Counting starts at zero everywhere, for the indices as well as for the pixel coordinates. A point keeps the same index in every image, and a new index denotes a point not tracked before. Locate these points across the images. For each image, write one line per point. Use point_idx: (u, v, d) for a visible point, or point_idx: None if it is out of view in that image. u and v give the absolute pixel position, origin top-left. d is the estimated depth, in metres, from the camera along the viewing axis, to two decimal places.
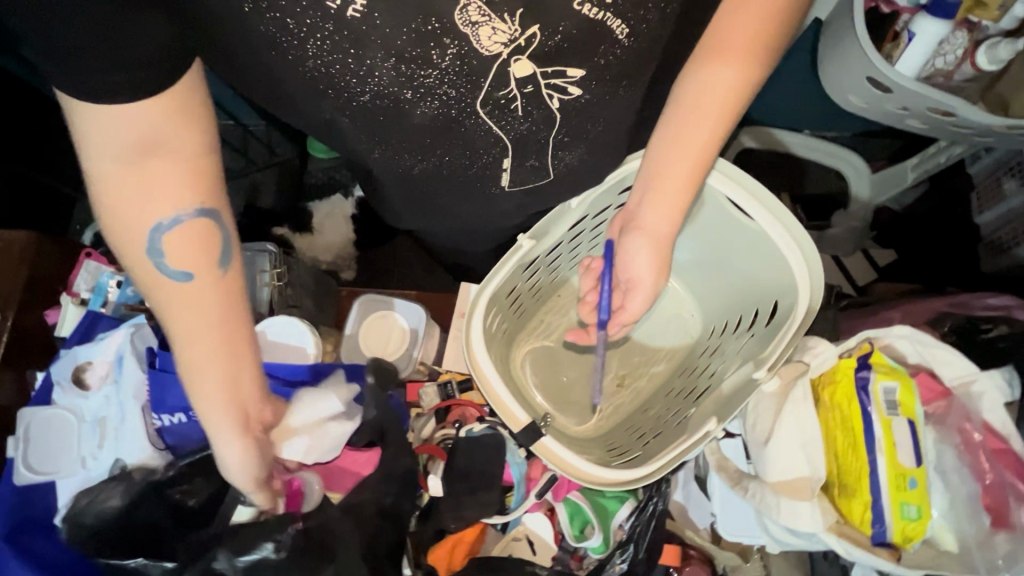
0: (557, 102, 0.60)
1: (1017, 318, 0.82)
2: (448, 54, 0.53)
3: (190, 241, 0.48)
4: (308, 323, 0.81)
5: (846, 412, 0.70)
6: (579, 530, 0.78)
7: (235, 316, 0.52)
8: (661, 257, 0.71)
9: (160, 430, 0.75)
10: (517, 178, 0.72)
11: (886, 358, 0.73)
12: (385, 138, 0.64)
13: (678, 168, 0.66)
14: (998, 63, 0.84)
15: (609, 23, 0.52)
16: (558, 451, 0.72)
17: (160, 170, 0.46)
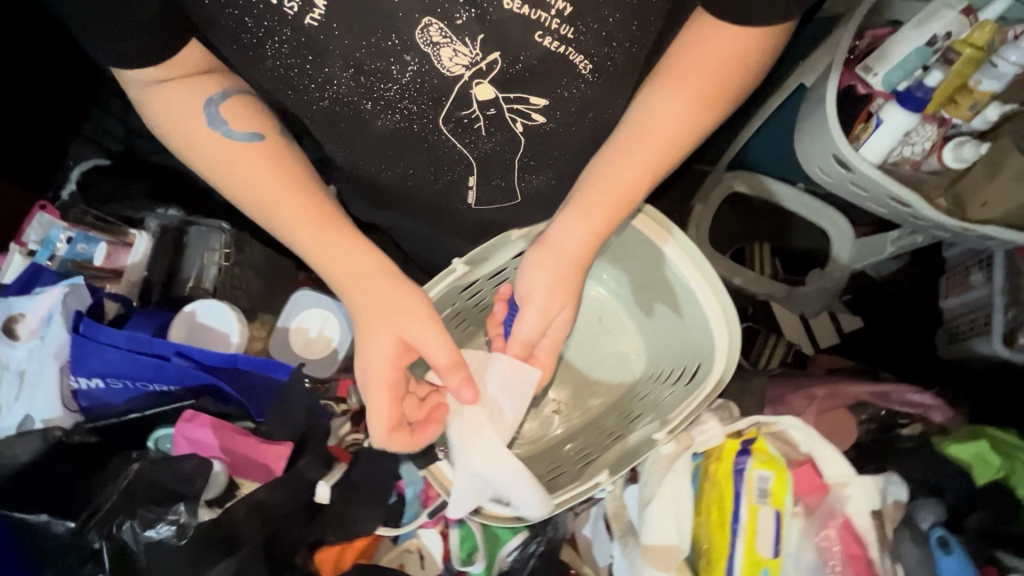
0: (521, 126, 0.69)
1: (931, 419, 0.84)
2: (409, 70, 0.61)
3: (238, 105, 0.68)
4: (237, 310, 0.82)
5: (721, 491, 0.70)
6: (466, 554, 0.80)
7: (287, 161, 0.69)
8: (556, 276, 0.70)
9: (75, 392, 0.77)
10: (484, 195, 0.80)
11: (772, 444, 0.71)
12: (352, 144, 0.73)
13: (604, 193, 0.68)
14: (962, 162, 0.85)
15: (571, 56, 0.61)
16: (449, 476, 0.73)
17: (207, 80, 0.67)
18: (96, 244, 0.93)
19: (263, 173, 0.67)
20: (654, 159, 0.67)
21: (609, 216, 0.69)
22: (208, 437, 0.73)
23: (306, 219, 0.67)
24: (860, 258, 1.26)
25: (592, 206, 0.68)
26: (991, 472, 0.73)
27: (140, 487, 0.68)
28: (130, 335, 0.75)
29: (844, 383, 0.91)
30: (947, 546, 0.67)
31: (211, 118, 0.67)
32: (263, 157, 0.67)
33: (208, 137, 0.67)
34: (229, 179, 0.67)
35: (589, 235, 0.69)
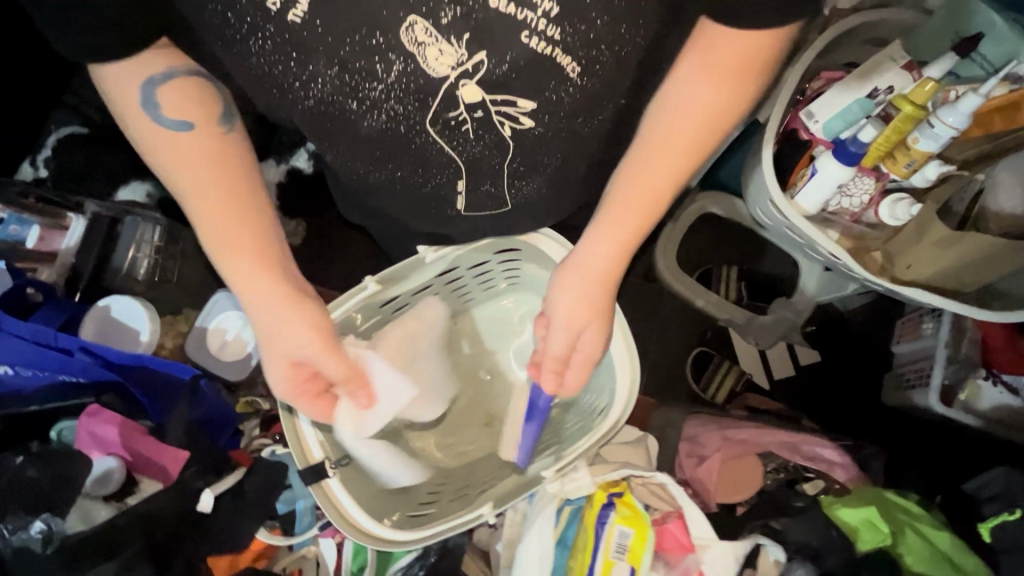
0: (509, 130, 0.58)
1: (834, 476, 0.85)
2: (394, 70, 0.51)
3: (182, 89, 0.59)
4: (150, 310, 0.87)
5: (583, 541, 0.71)
6: (358, 567, 0.81)
7: (222, 156, 0.60)
8: (587, 296, 0.64)
9: None
10: (472, 202, 0.69)
11: (638, 500, 0.72)
12: (341, 146, 0.64)
13: (631, 212, 0.60)
14: (897, 220, 0.83)
15: (558, 60, 0.50)
16: (339, 495, 0.72)
17: (158, 54, 0.58)
18: (29, 227, 0.91)
19: (197, 171, 0.59)
20: (681, 165, 0.58)
21: (640, 228, 0.61)
22: (112, 433, 0.74)
23: (225, 238, 0.59)
24: (823, 291, 1.21)
25: (623, 219, 0.60)
26: (873, 540, 0.74)
27: (21, 493, 0.67)
28: (37, 328, 0.74)
29: (765, 429, 0.90)
30: None
31: (146, 99, 0.58)
32: (199, 154, 0.59)
33: (141, 121, 0.58)
34: (165, 172, 0.59)
35: (615, 249, 0.62)
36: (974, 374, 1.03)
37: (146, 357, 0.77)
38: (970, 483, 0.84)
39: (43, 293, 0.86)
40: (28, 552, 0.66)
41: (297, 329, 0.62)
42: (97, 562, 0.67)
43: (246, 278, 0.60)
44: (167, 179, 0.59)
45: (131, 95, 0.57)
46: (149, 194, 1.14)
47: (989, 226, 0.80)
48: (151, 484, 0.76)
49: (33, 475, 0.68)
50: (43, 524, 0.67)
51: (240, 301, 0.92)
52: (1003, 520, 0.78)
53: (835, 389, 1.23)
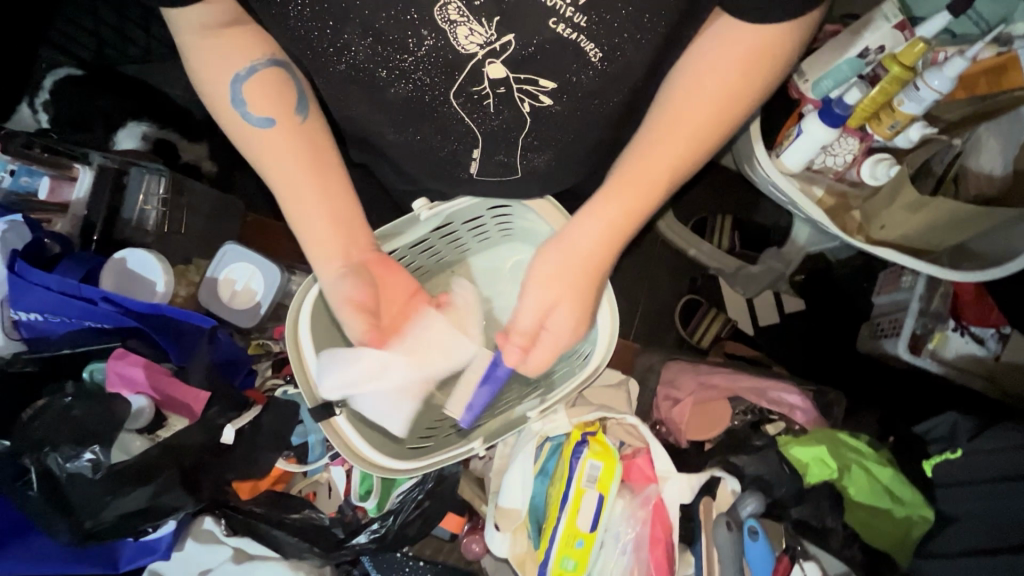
0: (528, 107, 0.57)
1: (795, 419, 0.93)
2: (425, 45, 0.51)
3: (263, 82, 0.63)
4: (163, 262, 0.93)
5: (560, 471, 0.78)
6: (364, 491, 0.91)
7: (312, 151, 0.67)
8: (566, 273, 0.64)
9: (16, 323, 0.85)
10: (485, 170, 0.69)
11: (609, 440, 0.80)
12: (366, 108, 0.62)
13: (628, 195, 0.60)
14: (876, 180, 0.86)
15: (582, 44, 0.50)
16: (345, 430, 0.77)
17: (235, 42, 0.61)
18: (38, 177, 0.94)
19: (286, 167, 0.66)
20: (679, 156, 0.58)
21: (631, 209, 0.61)
22: (138, 373, 0.82)
23: (317, 229, 0.68)
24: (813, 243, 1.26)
25: (624, 195, 0.61)
26: (821, 474, 0.84)
27: (68, 430, 0.75)
28: (59, 278, 0.80)
29: (739, 376, 0.97)
30: (756, 534, 0.77)
31: (234, 96, 0.63)
32: (285, 147, 0.65)
33: (231, 116, 0.64)
34: (257, 159, 0.66)
35: (602, 233, 0.62)
36: (942, 325, 1.08)
37: (160, 307, 0.82)
38: (921, 426, 0.92)
39: (61, 245, 0.91)
40: (78, 477, 0.75)
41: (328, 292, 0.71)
42: (137, 486, 0.76)
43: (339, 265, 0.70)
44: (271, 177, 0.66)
45: (224, 90, 0.62)
46: (144, 136, 1.17)
47: (967, 187, 0.84)
48: (178, 420, 0.85)
49: (78, 413, 0.76)
50: (92, 454, 0.75)
51: (247, 252, 0.97)
52: (945, 459, 0.86)
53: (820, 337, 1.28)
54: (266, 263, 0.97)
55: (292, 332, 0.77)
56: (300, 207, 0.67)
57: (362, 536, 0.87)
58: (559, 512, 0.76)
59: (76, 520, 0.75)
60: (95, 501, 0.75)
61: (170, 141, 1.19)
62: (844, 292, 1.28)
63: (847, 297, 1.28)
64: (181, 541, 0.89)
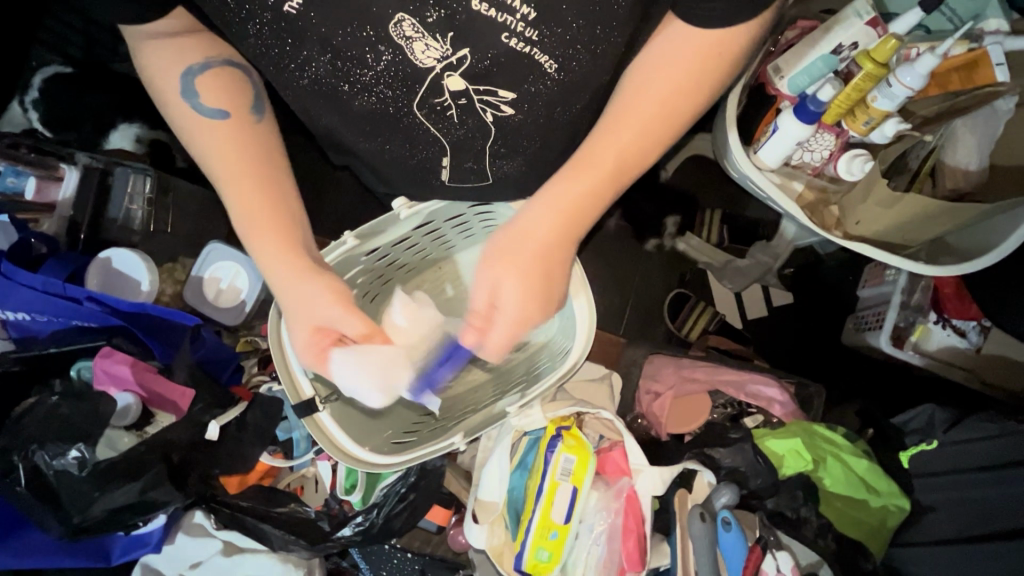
0: (491, 116, 0.58)
1: (773, 412, 0.95)
2: (383, 60, 0.52)
3: (217, 77, 0.62)
4: (147, 261, 0.94)
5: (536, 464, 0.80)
6: (350, 484, 0.92)
7: (255, 143, 0.64)
8: (516, 251, 0.60)
9: (6, 323, 0.87)
10: (457, 177, 0.69)
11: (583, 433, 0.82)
12: (332, 119, 0.62)
13: (583, 178, 0.57)
14: (853, 176, 0.86)
15: (536, 57, 0.50)
16: (329, 426, 0.79)
17: (193, 43, 0.61)
18: (25, 178, 0.95)
19: (229, 157, 0.62)
20: (636, 142, 0.56)
21: (592, 192, 0.58)
22: (125, 372, 0.83)
23: (253, 220, 0.62)
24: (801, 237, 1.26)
25: (578, 178, 0.58)
26: (797, 465, 0.86)
27: (56, 431, 0.77)
28: (45, 279, 0.81)
29: (719, 370, 0.98)
30: (729, 524, 0.77)
31: (185, 89, 0.61)
32: (233, 142, 0.62)
33: (181, 107, 0.61)
34: (200, 151, 0.62)
35: (557, 216, 0.59)
36: (924, 318, 1.09)
37: (144, 306, 0.83)
38: (901, 417, 0.93)
39: (47, 244, 0.92)
40: (66, 474, 0.76)
41: (316, 291, 0.64)
42: (124, 482, 0.78)
43: (275, 261, 0.63)
44: (211, 168, 0.62)
45: (173, 83, 0.61)
46: (138, 138, 1.18)
47: (945, 180, 0.84)
48: (165, 416, 0.87)
49: (66, 411, 0.78)
50: (77, 452, 0.77)
51: (232, 251, 0.98)
52: (921, 449, 0.89)
53: (806, 330, 1.29)
54: (250, 261, 0.98)
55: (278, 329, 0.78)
56: (239, 196, 0.62)
57: (347, 529, 0.89)
58: (535, 504, 0.78)
59: (65, 515, 0.77)
60: (83, 497, 0.77)
61: (163, 142, 1.19)
62: (829, 285, 1.29)
63: (831, 290, 1.29)
64: (171, 536, 0.91)
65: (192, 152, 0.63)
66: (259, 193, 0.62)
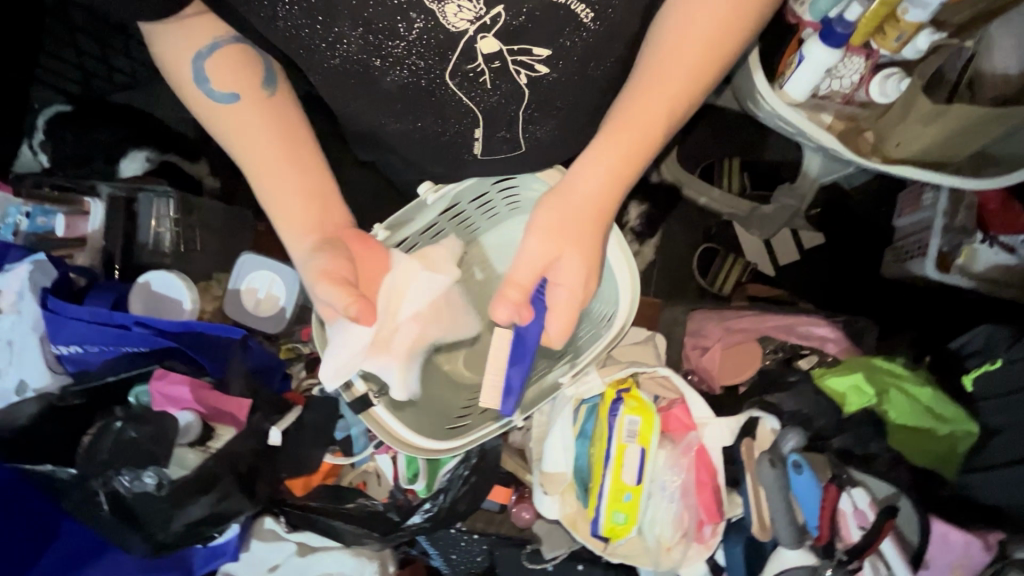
0: (525, 78, 0.56)
1: (828, 351, 0.93)
2: (415, 28, 0.50)
3: (228, 58, 0.60)
4: (187, 281, 0.94)
5: (600, 429, 0.80)
6: (412, 473, 0.93)
7: (275, 125, 0.64)
8: (568, 224, 0.64)
9: (59, 357, 0.88)
10: (489, 148, 0.68)
11: (644, 393, 0.81)
12: (362, 101, 0.61)
13: (619, 145, 0.60)
14: (887, 97, 0.83)
15: (571, 6, 0.49)
16: (385, 419, 0.79)
17: (200, 26, 0.58)
18: (54, 216, 0.96)
19: (251, 141, 0.63)
20: (678, 96, 0.58)
21: (632, 154, 0.61)
22: (183, 391, 0.84)
23: (280, 197, 0.65)
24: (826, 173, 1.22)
25: (615, 141, 0.60)
26: (860, 401, 0.83)
27: (129, 459, 0.78)
28: (91, 310, 0.84)
29: (764, 315, 0.97)
30: (800, 467, 0.77)
31: (196, 75, 0.60)
32: (249, 125, 0.62)
33: (195, 94, 0.61)
34: (225, 139, 0.63)
35: (604, 179, 0.63)
36: (969, 239, 1.05)
37: (189, 324, 0.85)
38: (957, 342, 0.92)
39: (86, 275, 0.96)
40: (145, 494, 0.78)
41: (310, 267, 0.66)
42: (197, 498, 0.79)
43: (299, 235, 0.66)
44: (233, 148, 0.64)
45: (183, 69, 0.60)
46: (149, 160, 1.20)
47: (983, 92, 0.81)
48: (226, 429, 0.87)
49: (134, 435, 0.79)
50: (153, 474, 0.78)
51: (265, 261, 0.98)
52: (986, 370, 0.86)
53: (843, 268, 1.26)
54: (280, 269, 0.98)
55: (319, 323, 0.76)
56: (264, 176, 0.64)
57: (417, 516, 0.90)
58: (604, 468, 0.78)
59: (148, 533, 0.80)
60: (162, 516, 0.79)
61: (172, 163, 1.22)
62: (860, 219, 1.26)
63: (863, 225, 1.26)
64: (245, 543, 0.94)
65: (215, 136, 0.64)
66: (281, 172, 0.64)
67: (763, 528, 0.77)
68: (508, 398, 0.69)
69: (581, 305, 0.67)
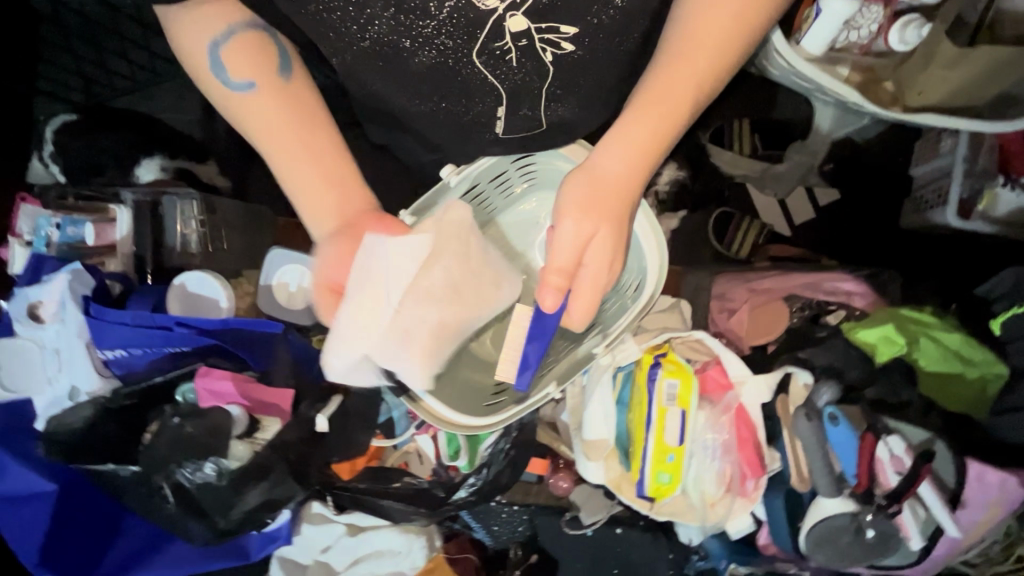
0: (551, 56, 0.57)
1: (854, 305, 0.94)
2: (445, 8, 0.51)
3: (243, 44, 0.62)
4: (221, 280, 0.96)
5: (639, 395, 0.82)
6: (453, 451, 0.97)
7: (292, 108, 0.65)
8: (600, 202, 0.64)
9: (106, 361, 0.90)
10: (511, 125, 0.68)
11: (678, 357, 0.83)
12: (388, 81, 0.61)
13: (646, 123, 0.61)
14: (907, 46, 0.83)
15: None
16: (427, 401, 0.77)
17: (216, 11, 0.60)
18: (82, 226, 1.00)
19: (271, 125, 0.64)
20: (705, 73, 0.59)
21: (660, 129, 0.62)
22: (227, 386, 0.86)
23: (299, 178, 0.66)
24: (839, 126, 1.22)
25: (643, 119, 0.61)
26: (891, 351, 0.85)
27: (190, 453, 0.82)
28: (134, 312, 0.86)
29: (787, 274, 0.97)
30: (836, 419, 0.80)
31: (213, 61, 0.62)
32: (266, 109, 0.64)
33: (212, 82, 0.63)
34: (245, 124, 0.65)
35: (632, 156, 0.63)
36: (991, 183, 1.06)
37: (229, 320, 0.87)
38: (984, 287, 0.93)
39: (121, 282, 0.98)
40: (207, 484, 0.83)
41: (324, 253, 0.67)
42: (255, 484, 0.84)
43: (321, 216, 0.67)
44: (252, 134, 0.65)
45: (202, 57, 0.61)
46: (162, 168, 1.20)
47: (1005, 28, 0.83)
48: (271, 421, 0.89)
49: (191, 430, 0.83)
50: (213, 464, 0.83)
51: (294, 255, 1.00)
52: (1014, 313, 0.87)
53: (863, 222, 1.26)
54: (307, 261, 1.00)
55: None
56: (282, 159, 0.65)
57: (462, 491, 0.94)
58: (647, 431, 0.80)
59: (210, 522, 0.84)
60: (224, 502, 0.84)
61: (185, 168, 1.22)
62: (878, 171, 1.25)
63: (881, 177, 1.26)
64: (296, 527, 0.97)
65: (235, 123, 0.66)
66: (299, 154, 0.65)
67: (802, 480, 0.80)
68: (525, 372, 0.69)
69: (607, 284, 0.67)
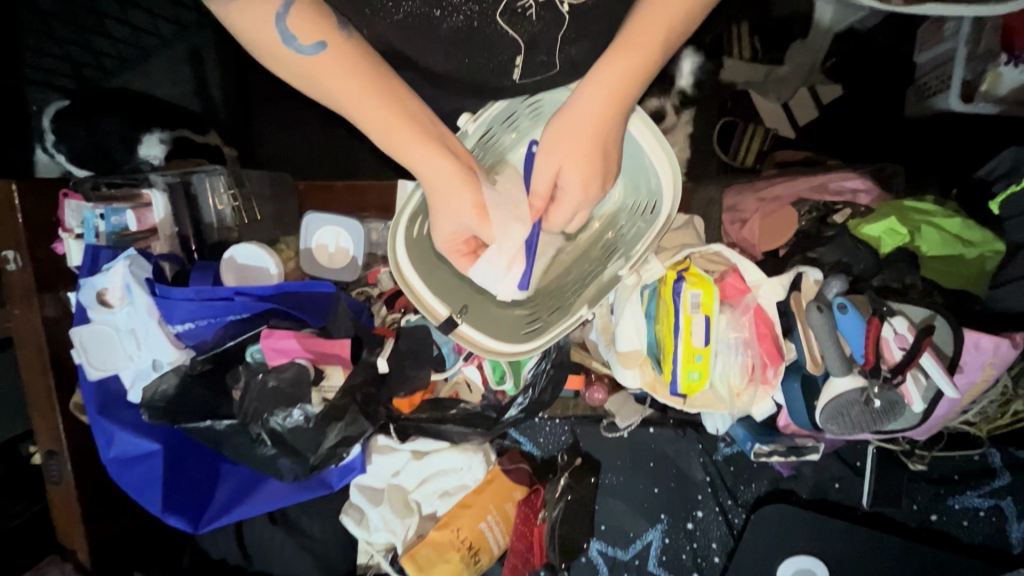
0: (564, 6, 0.67)
1: (859, 202, 1.00)
2: None
3: (304, 11, 0.63)
4: (265, 248, 1.03)
5: (665, 306, 0.90)
6: (498, 377, 1.05)
7: (363, 62, 0.66)
8: (572, 140, 0.69)
9: (179, 335, 0.99)
10: (529, 72, 0.74)
11: (698, 269, 0.92)
12: (420, 49, 0.71)
13: (620, 65, 0.67)
14: None
15: None
16: (474, 336, 0.82)
17: None
18: (123, 213, 1.02)
19: (350, 81, 0.65)
20: (675, 12, 0.65)
21: (636, 68, 0.67)
22: (291, 342, 0.95)
23: (381, 123, 0.67)
24: (840, 19, 1.23)
25: (620, 58, 0.66)
26: (895, 241, 0.92)
27: (277, 403, 0.94)
28: (197, 288, 0.94)
29: (796, 180, 1.03)
30: (845, 308, 0.86)
31: (283, 33, 0.62)
32: (342, 66, 0.64)
33: (286, 55, 0.63)
34: (324, 92, 0.66)
35: (605, 97, 0.68)
36: (993, 64, 1.06)
37: (285, 284, 0.97)
38: (984, 170, 1.02)
39: (171, 262, 1.06)
40: (298, 427, 0.95)
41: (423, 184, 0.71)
42: (334, 423, 0.96)
43: (429, 160, 0.68)
44: (332, 97, 0.66)
45: (270, 34, 0.62)
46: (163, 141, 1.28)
47: None
48: (335, 370, 0.99)
49: (274, 383, 0.94)
50: (300, 409, 0.94)
51: (328, 217, 1.06)
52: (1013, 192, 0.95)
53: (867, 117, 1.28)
54: (341, 221, 1.07)
55: (394, 255, 0.81)
56: (365, 113, 0.66)
57: (513, 410, 1.05)
58: (674, 336, 0.89)
59: (301, 458, 0.97)
60: (313, 441, 0.96)
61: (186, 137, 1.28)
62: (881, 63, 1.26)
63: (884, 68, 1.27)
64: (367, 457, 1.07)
65: (310, 92, 0.66)
66: (378, 101, 0.66)
67: (817, 364, 0.88)
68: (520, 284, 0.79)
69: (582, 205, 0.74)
